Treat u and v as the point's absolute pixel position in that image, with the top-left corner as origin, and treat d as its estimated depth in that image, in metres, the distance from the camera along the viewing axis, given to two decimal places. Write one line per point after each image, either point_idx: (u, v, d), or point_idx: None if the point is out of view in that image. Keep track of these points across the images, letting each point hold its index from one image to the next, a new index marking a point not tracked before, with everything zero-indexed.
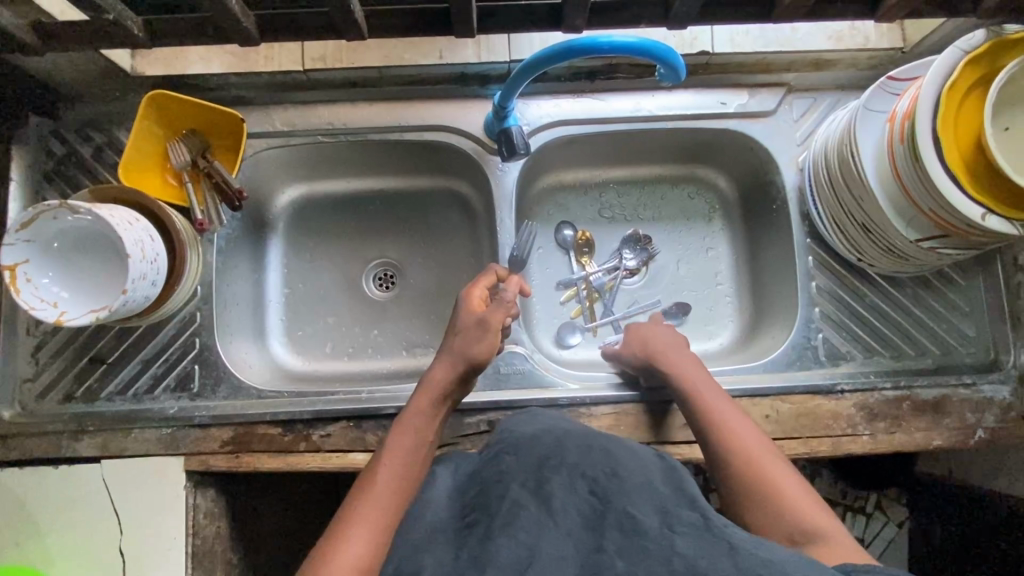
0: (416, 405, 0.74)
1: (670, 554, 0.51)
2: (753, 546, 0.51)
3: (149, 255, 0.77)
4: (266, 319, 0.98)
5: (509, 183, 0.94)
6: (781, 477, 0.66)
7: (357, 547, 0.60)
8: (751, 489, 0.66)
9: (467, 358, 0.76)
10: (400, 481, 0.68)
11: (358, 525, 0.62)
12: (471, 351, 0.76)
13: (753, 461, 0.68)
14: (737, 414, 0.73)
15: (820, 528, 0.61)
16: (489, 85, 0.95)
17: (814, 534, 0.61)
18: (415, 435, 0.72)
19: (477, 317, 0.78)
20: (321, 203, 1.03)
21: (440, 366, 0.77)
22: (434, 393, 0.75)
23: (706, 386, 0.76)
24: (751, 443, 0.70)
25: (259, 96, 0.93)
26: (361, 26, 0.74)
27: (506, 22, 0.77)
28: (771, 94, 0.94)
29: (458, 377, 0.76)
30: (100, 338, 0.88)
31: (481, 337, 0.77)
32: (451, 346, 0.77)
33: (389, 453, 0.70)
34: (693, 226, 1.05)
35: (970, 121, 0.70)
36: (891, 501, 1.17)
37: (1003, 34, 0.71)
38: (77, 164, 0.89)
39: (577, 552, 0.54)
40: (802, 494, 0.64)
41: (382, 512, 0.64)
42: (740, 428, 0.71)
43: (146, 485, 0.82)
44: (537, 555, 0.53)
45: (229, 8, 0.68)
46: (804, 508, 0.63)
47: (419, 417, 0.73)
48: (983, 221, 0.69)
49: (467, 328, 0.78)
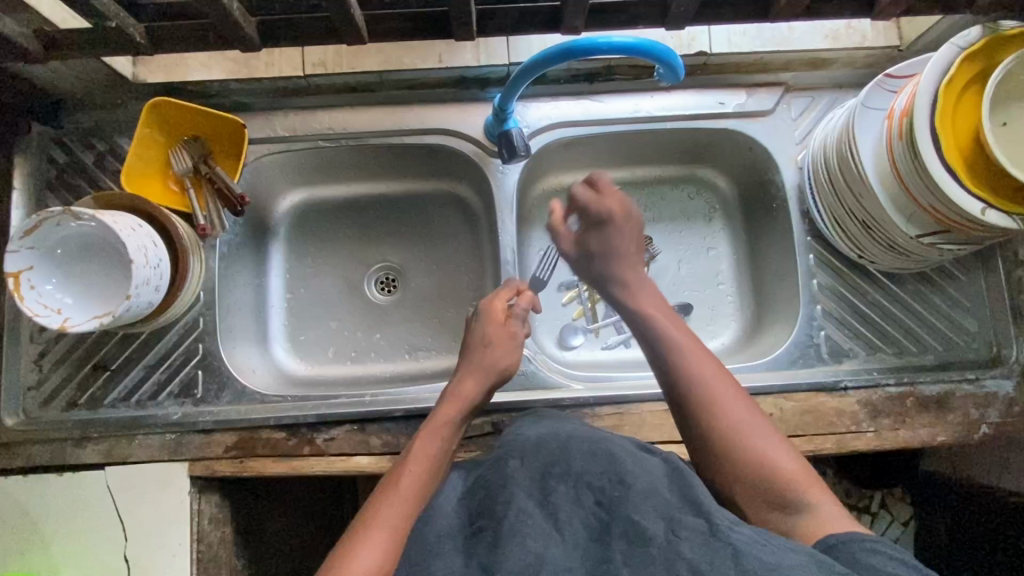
0: (445, 413, 0.76)
1: (675, 560, 0.51)
2: (758, 548, 0.52)
3: (151, 261, 0.77)
4: (268, 324, 0.99)
5: (509, 185, 0.94)
6: (763, 442, 0.64)
7: (379, 545, 0.60)
8: (734, 457, 0.64)
9: (496, 372, 0.80)
10: (424, 487, 0.68)
11: (385, 523, 0.63)
12: (500, 365, 0.80)
13: (734, 428, 0.65)
14: (723, 382, 0.68)
15: (805, 497, 0.61)
16: (488, 88, 0.95)
17: (799, 504, 0.61)
18: (442, 442, 0.73)
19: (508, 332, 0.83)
20: (322, 207, 1.03)
21: (470, 379, 0.79)
22: (463, 404, 0.77)
23: (684, 338, 0.71)
24: (730, 403, 0.67)
25: (260, 101, 0.94)
26: (361, 30, 0.75)
27: (505, 25, 0.77)
28: (769, 93, 0.95)
29: (486, 390, 0.79)
30: (103, 345, 0.88)
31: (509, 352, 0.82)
32: (480, 357, 0.81)
33: (414, 458, 0.70)
34: (693, 227, 1.05)
35: (968, 117, 0.71)
36: (897, 500, 1.17)
37: (1000, 30, 0.71)
38: (79, 172, 0.90)
39: (585, 563, 0.54)
40: (786, 459, 0.63)
41: (405, 515, 0.64)
42: (718, 388, 0.68)
43: (151, 491, 0.82)
44: (545, 563, 0.53)
45: (231, 14, 0.69)
46: (788, 475, 0.62)
47: (447, 427, 0.75)
48: (983, 216, 0.69)
49: (494, 340, 0.82)
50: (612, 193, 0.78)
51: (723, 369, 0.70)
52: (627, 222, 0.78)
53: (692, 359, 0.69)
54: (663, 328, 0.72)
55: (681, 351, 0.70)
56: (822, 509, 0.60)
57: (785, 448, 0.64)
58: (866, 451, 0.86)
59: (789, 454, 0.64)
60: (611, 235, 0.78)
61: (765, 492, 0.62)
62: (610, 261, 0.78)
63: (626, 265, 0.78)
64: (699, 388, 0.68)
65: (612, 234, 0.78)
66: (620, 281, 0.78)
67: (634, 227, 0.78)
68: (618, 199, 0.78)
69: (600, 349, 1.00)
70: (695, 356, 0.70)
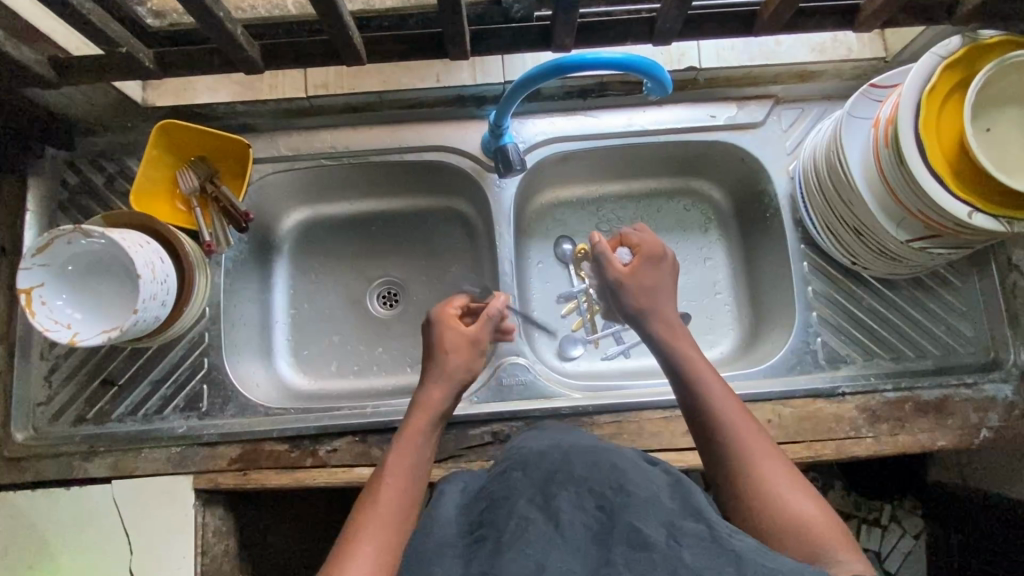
0: (416, 423, 0.76)
1: (677, 564, 0.52)
2: (760, 557, 0.53)
3: (158, 276, 0.79)
4: (273, 340, 1.00)
5: (506, 199, 0.96)
6: (793, 494, 0.62)
7: (363, 564, 0.60)
8: (762, 504, 0.62)
9: (461, 377, 0.81)
10: (408, 495, 0.69)
11: (372, 534, 0.64)
12: (464, 369, 0.82)
13: (765, 477, 0.64)
14: (751, 429, 0.68)
15: (833, 551, 0.57)
16: (484, 106, 0.98)
17: (828, 559, 0.56)
18: (416, 453, 0.74)
19: (473, 338, 0.83)
20: (325, 224, 1.05)
21: (436, 389, 0.80)
22: (432, 412, 0.78)
23: (716, 387, 0.72)
24: (761, 457, 0.66)
25: (265, 123, 0.97)
26: (359, 52, 0.78)
27: (498, 45, 0.80)
28: (760, 105, 0.97)
29: (453, 395, 0.80)
30: (112, 360, 0.90)
31: (473, 356, 0.83)
32: (445, 364, 0.81)
33: (393, 470, 0.71)
34: (690, 238, 1.07)
35: (953, 124, 0.72)
36: (907, 512, 1.15)
37: (979, 39, 0.73)
38: (90, 194, 0.93)
39: (585, 566, 0.54)
40: (816, 512, 0.60)
41: (389, 531, 0.65)
42: (745, 434, 0.68)
43: (157, 503, 0.83)
44: (545, 569, 0.53)
45: (234, 39, 0.72)
46: (816, 529, 0.59)
47: (420, 436, 0.75)
48: (970, 219, 0.70)
49: (454, 348, 0.82)
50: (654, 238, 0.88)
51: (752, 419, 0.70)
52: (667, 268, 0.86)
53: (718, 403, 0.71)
54: (699, 372, 0.74)
55: (713, 400, 0.71)
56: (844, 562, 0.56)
57: (816, 501, 0.62)
58: (867, 457, 0.86)
59: (819, 506, 0.61)
60: (661, 271, 0.85)
61: (795, 547, 0.59)
62: (650, 296, 0.83)
63: (667, 304, 0.82)
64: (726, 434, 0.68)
65: (668, 271, 0.86)
66: (658, 320, 0.81)
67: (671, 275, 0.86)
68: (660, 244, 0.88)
69: (599, 359, 1.02)
70: (729, 405, 0.71)
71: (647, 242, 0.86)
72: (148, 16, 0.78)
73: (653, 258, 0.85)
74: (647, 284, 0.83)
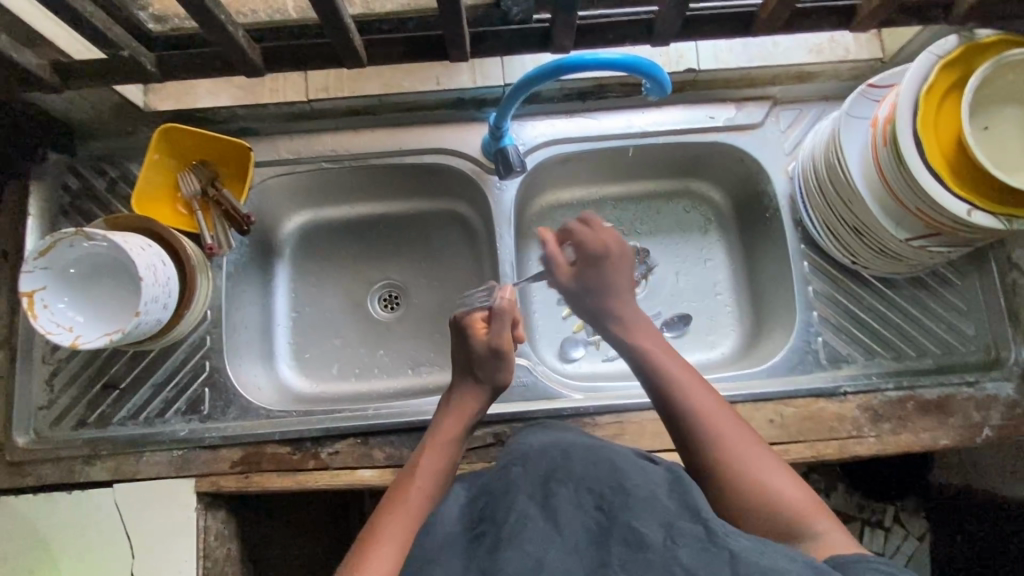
0: (446, 431, 0.77)
1: (672, 564, 0.52)
2: (756, 555, 0.52)
3: (160, 280, 0.80)
4: (274, 343, 1.01)
5: (507, 201, 0.96)
6: (768, 473, 0.64)
7: (385, 563, 0.61)
8: (739, 486, 0.64)
9: (493, 384, 0.81)
10: (431, 497, 0.70)
11: (399, 530, 0.65)
12: (496, 378, 0.81)
13: (739, 457, 0.66)
14: (721, 409, 0.69)
15: (809, 522, 0.61)
16: (484, 108, 0.98)
17: (809, 534, 0.60)
18: (447, 457, 0.75)
19: (492, 348, 0.79)
20: (325, 227, 1.06)
21: (467, 396, 0.80)
22: (464, 418, 0.78)
23: (677, 372, 0.73)
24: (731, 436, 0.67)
25: (266, 127, 0.97)
26: (360, 55, 0.78)
27: (497, 47, 0.81)
28: (758, 107, 0.97)
29: (485, 403, 0.81)
30: (114, 364, 0.90)
31: (498, 366, 0.80)
32: (474, 371, 0.80)
33: (419, 473, 0.72)
34: (690, 239, 1.07)
35: (951, 122, 0.72)
36: (910, 515, 1.13)
37: (975, 38, 0.74)
38: (92, 198, 0.93)
39: (583, 566, 0.55)
40: (790, 489, 0.63)
41: (411, 528, 0.65)
42: (716, 417, 0.69)
43: (160, 506, 0.84)
44: (544, 567, 0.54)
45: (235, 43, 0.72)
46: (793, 505, 0.62)
47: (449, 442, 0.76)
48: (969, 217, 0.71)
49: (480, 356, 0.80)
50: (611, 233, 0.83)
51: (719, 399, 0.71)
52: (622, 259, 0.83)
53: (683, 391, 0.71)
54: (658, 361, 0.74)
55: (678, 385, 0.71)
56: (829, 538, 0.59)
57: (789, 478, 0.64)
58: (869, 457, 0.86)
59: (793, 482, 0.64)
60: (607, 272, 0.81)
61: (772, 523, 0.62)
62: (609, 296, 0.81)
63: (622, 301, 0.81)
64: (699, 417, 0.69)
65: (610, 269, 0.81)
66: (613, 315, 0.80)
67: (628, 264, 0.83)
68: (616, 239, 0.83)
69: (601, 360, 1.01)
70: (689, 386, 0.71)
71: (592, 243, 0.82)
72: (150, 20, 0.78)
73: (597, 259, 0.81)
74: (597, 284, 0.81)
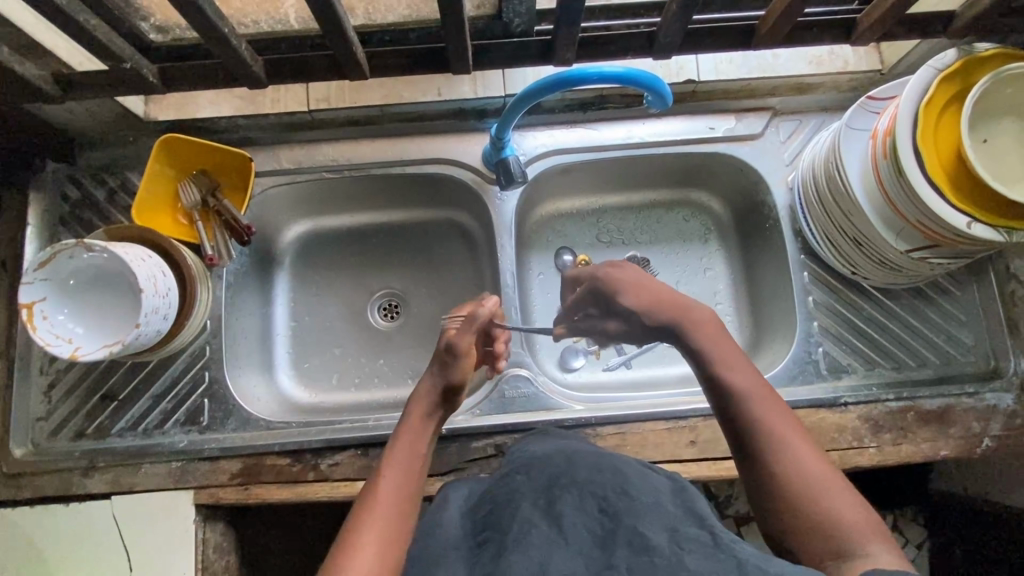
0: (407, 429, 0.74)
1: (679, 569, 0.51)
2: (765, 561, 0.51)
3: (161, 290, 0.79)
4: (273, 353, 1.00)
5: (508, 211, 0.96)
6: (827, 493, 0.58)
7: None
8: (786, 492, 0.59)
9: (454, 380, 0.77)
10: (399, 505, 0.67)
11: (367, 553, 0.61)
12: (458, 373, 0.77)
13: (800, 474, 0.59)
14: (781, 417, 0.63)
15: (864, 546, 0.54)
16: (485, 118, 0.98)
17: (857, 551, 0.54)
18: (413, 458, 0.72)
19: (454, 343, 0.76)
20: (326, 236, 1.06)
21: (428, 394, 0.76)
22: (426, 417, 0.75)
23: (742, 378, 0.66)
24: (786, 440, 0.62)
25: (267, 137, 0.97)
26: (363, 66, 0.79)
27: (500, 59, 0.81)
28: (758, 118, 0.98)
29: (447, 399, 0.77)
30: (113, 374, 0.89)
31: (462, 362, 0.77)
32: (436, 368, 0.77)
33: (389, 467, 0.70)
34: (690, 249, 1.07)
35: (951, 135, 0.73)
36: (909, 521, 1.13)
37: (974, 52, 0.74)
38: (91, 208, 0.93)
39: (587, 569, 0.54)
40: (850, 510, 0.57)
41: (384, 544, 0.62)
42: (775, 422, 0.63)
43: (159, 518, 0.83)
44: (548, 570, 0.53)
45: (238, 54, 0.73)
46: (850, 526, 0.56)
47: (413, 443, 0.73)
48: (969, 229, 0.71)
49: (442, 353, 0.77)
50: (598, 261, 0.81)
51: (780, 403, 0.64)
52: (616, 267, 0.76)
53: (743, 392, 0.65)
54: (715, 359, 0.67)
55: (738, 388, 0.65)
56: (878, 558, 0.53)
57: (849, 497, 0.58)
58: (870, 467, 0.87)
59: (853, 503, 0.57)
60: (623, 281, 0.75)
61: (817, 536, 0.56)
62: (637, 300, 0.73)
63: (663, 296, 0.73)
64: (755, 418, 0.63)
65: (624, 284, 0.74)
66: (651, 314, 0.72)
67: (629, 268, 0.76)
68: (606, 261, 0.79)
69: (601, 370, 1.01)
70: (749, 386, 0.65)
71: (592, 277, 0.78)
72: (150, 31, 0.77)
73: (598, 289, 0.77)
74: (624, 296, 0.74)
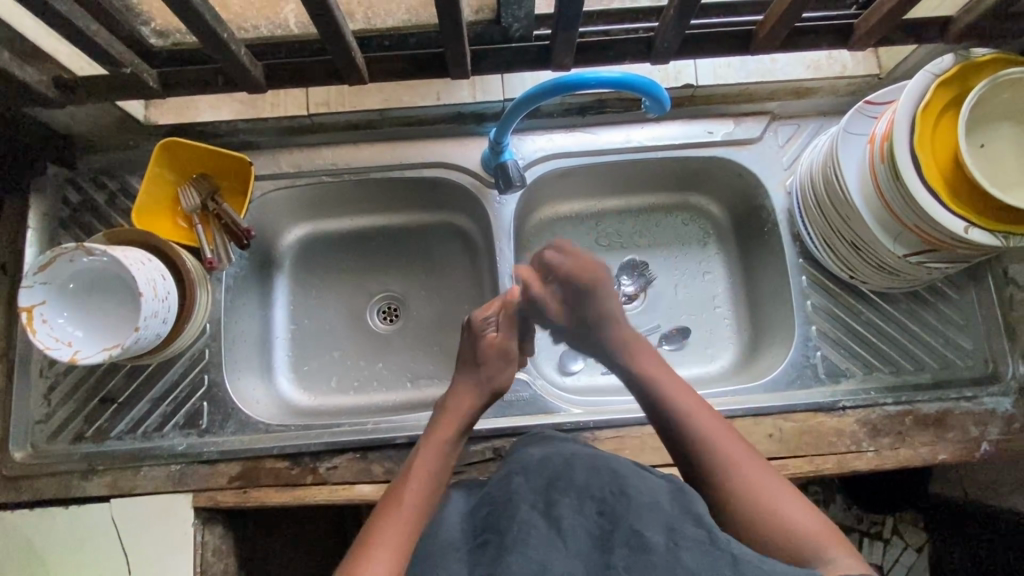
0: (441, 431, 0.77)
1: (676, 567, 0.52)
2: (758, 559, 0.53)
3: (160, 293, 0.79)
4: (272, 356, 1.00)
5: (507, 215, 0.97)
6: (778, 501, 0.63)
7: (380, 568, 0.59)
8: (745, 506, 0.63)
9: (491, 387, 0.82)
10: (426, 500, 0.69)
11: (390, 539, 0.63)
12: (496, 380, 0.82)
13: (752, 491, 0.64)
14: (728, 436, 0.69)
15: (822, 551, 0.59)
16: (484, 123, 0.99)
17: (817, 556, 0.58)
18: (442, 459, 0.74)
19: (502, 347, 0.83)
20: (326, 240, 1.06)
21: (465, 399, 0.80)
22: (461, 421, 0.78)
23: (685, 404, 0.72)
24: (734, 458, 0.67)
25: (267, 140, 0.98)
26: (362, 71, 0.79)
27: (498, 63, 0.81)
28: (756, 122, 0.98)
29: (480, 405, 0.81)
30: (112, 377, 0.90)
31: (502, 367, 0.83)
32: (477, 370, 0.82)
33: (418, 466, 0.72)
34: (689, 252, 1.07)
35: (948, 140, 0.73)
36: (909, 526, 1.15)
37: (971, 57, 0.75)
38: (92, 211, 0.93)
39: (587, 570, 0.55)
40: (805, 519, 0.62)
41: (407, 533, 0.64)
42: (723, 444, 0.68)
43: (158, 521, 0.83)
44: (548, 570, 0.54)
45: (237, 59, 0.73)
46: (810, 535, 0.60)
47: (445, 441, 0.76)
48: (966, 234, 0.71)
49: (483, 356, 0.83)
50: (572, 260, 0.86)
51: (725, 424, 0.71)
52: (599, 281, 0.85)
53: (693, 417, 0.71)
54: (663, 391, 0.74)
55: (685, 414, 0.71)
56: (839, 561, 0.57)
57: (804, 506, 0.63)
58: (868, 472, 0.87)
59: (808, 512, 0.63)
60: (600, 299, 0.84)
61: (778, 545, 0.60)
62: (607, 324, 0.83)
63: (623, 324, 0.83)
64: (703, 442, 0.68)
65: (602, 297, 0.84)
66: (615, 341, 0.82)
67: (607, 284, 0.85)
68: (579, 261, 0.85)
69: (600, 374, 1.01)
70: (696, 414, 0.71)
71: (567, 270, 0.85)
72: (150, 36, 0.77)
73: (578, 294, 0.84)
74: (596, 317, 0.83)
